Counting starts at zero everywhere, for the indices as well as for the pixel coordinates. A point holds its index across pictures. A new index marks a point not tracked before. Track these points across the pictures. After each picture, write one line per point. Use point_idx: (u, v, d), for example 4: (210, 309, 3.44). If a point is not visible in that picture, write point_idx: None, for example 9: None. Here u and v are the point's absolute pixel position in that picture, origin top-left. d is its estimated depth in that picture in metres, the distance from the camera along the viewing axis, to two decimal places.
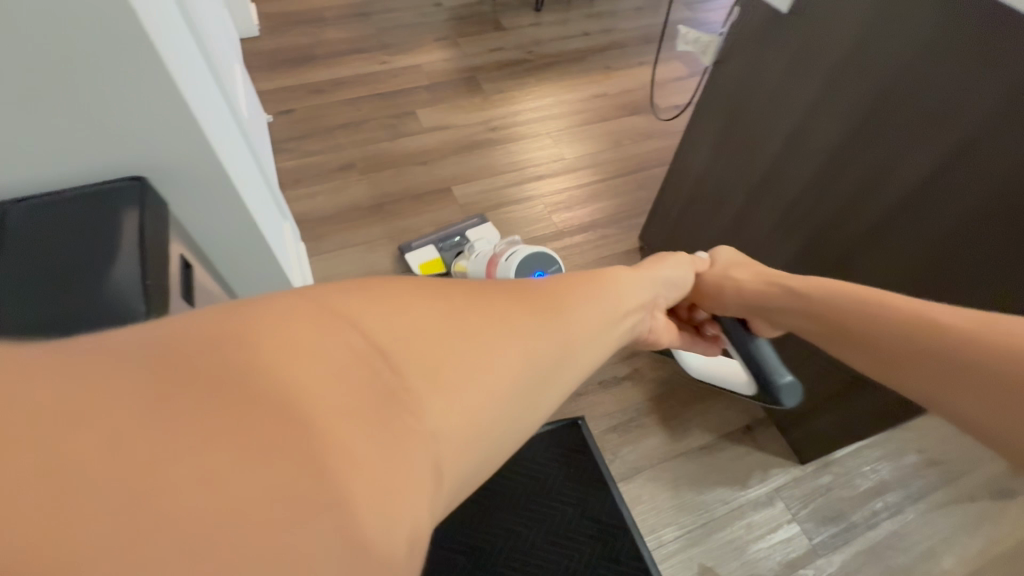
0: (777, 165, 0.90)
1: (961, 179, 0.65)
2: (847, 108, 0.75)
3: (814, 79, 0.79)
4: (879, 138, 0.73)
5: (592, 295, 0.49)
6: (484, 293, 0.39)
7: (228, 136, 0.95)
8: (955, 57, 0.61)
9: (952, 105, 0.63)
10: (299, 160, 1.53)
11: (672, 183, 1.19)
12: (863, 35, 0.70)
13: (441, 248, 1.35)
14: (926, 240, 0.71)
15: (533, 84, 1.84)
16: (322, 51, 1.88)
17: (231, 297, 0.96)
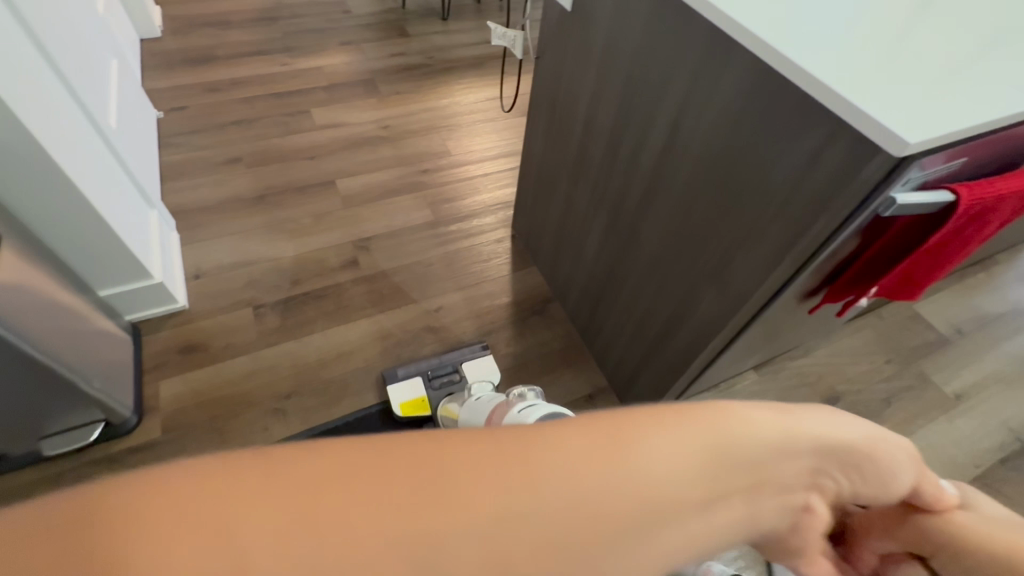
0: (585, 147, 1.02)
1: (693, 147, 0.76)
2: (615, 92, 0.88)
3: (592, 68, 0.92)
4: (641, 122, 0.84)
5: (699, 436, 0.24)
6: (435, 463, 0.20)
7: (74, 121, 0.98)
8: (666, 38, 0.74)
9: (672, 80, 0.75)
10: (185, 154, 1.56)
11: (524, 171, 1.30)
12: (613, 27, 0.83)
13: (430, 384, 1.14)
14: (680, 200, 0.82)
15: (430, 86, 1.93)
16: (223, 52, 1.92)
17: (71, 277, 0.98)
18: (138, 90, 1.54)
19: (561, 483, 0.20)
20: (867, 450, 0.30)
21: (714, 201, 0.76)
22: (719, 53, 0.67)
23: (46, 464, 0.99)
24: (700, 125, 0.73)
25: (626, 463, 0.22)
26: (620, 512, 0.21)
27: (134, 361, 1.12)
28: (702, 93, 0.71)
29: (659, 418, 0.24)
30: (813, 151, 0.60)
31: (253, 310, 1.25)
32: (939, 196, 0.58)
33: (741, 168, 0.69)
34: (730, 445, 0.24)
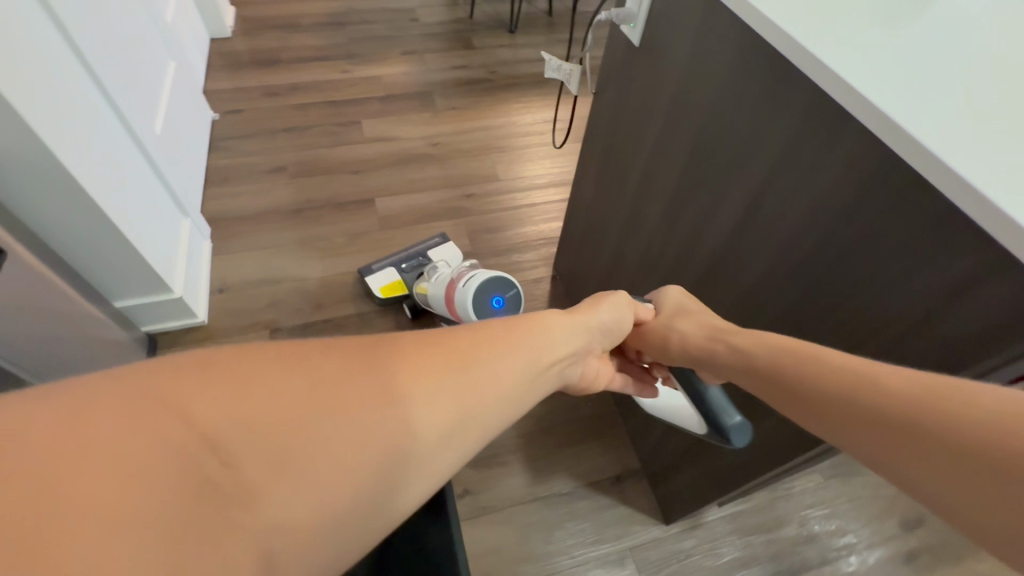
0: (639, 203, 0.89)
1: (768, 234, 0.62)
2: (678, 148, 0.74)
3: (656, 117, 0.78)
4: (706, 194, 0.71)
5: (533, 335, 0.51)
6: (433, 338, 0.43)
7: (105, 129, 0.95)
8: (751, 99, 0.59)
9: (753, 151, 0.61)
10: (233, 159, 1.55)
11: (572, 213, 1.17)
12: (687, 74, 0.69)
13: (403, 270, 1.25)
14: (746, 291, 0.68)
15: (488, 103, 1.83)
16: (287, 56, 1.91)
17: (81, 289, 0.95)
18: (196, 92, 1.54)
19: (481, 358, 0.44)
20: (601, 328, 0.63)
21: (795, 306, 0.61)
22: (822, 128, 0.52)
23: None
24: (784, 215, 0.59)
25: (507, 348, 0.47)
26: (509, 376, 0.45)
27: None
28: (787, 175, 0.57)
29: (512, 333, 0.49)
30: (951, 284, 0.45)
31: (269, 332, 1.19)
32: None
33: (842, 278, 0.54)
34: (546, 340, 0.52)
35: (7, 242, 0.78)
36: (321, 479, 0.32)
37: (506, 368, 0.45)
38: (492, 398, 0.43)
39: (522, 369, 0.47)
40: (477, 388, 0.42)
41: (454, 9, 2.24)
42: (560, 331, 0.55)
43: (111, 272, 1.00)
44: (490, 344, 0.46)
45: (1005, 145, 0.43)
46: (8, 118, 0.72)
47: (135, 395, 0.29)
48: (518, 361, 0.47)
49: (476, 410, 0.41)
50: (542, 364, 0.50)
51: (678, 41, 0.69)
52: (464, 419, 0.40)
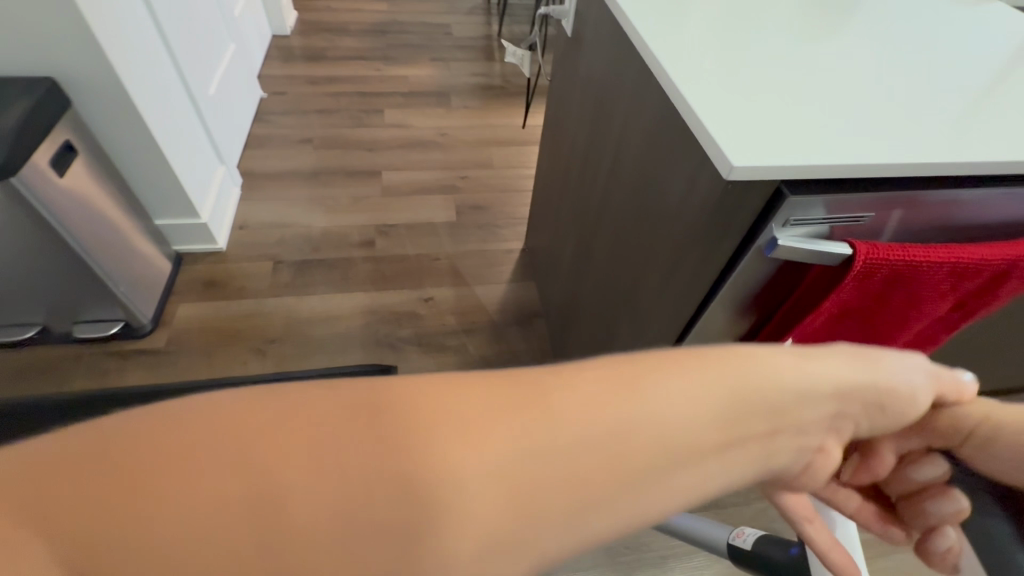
0: (568, 163, 1.04)
1: (624, 166, 0.76)
2: (586, 109, 0.91)
3: (577, 86, 0.95)
4: (597, 153, 0.87)
5: (715, 387, 0.22)
6: (556, 382, 0.21)
7: (167, 80, 1.22)
8: (613, 58, 0.75)
9: (615, 99, 0.76)
10: (271, 129, 1.82)
11: (535, 188, 1.36)
12: (589, 47, 0.86)
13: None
14: (615, 219, 0.82)
15: (497, 105, 2.07)
16: (332, 54, 2.22)
17: (128, 199, 1.20)
18: (250, 73, 1.84)
19: (583, 416, 0.20)
20: (890, 393, 0.28)
21: (636, 224, 0.75)
22: (640, 72, 0.67)
23: (73, 344, 1.20)
24: (630, 150, 0.74)
25: (683, 405, 0.22)
26: (644, 448, 0.20)
27: (167, 282, 1.33)
28: (630, 113, 0.72)
29: (686, 361, 0.23)
30: (691, 177, 0.59)
31: (272, 263, 1.41)
32: (835, 246, 0.55)
33: (650, 200, 0.69)
34: (756, 396, 0.23)
35: (79, 146, 1.05)
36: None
37: (634, 436, 0.20)
38: (597, 493, 0.20)
39: (684, 445, 0.21)
40: (561, 476, 0.19)
41: (484, 27, 2.52)
42: (808, 385, 0.24)
43: (154, 192, 1.26)
44: (615, 392, 0.21)
45: (742, 74, 0.57)
46: (96, 54, 0.99)
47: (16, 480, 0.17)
48: (669, 432, 0.21)
49: (548, 517, 0.19)
50: (724, 456, 0.22)
51: (587, 22, 0.86)
52: (534, 525, 0.19)
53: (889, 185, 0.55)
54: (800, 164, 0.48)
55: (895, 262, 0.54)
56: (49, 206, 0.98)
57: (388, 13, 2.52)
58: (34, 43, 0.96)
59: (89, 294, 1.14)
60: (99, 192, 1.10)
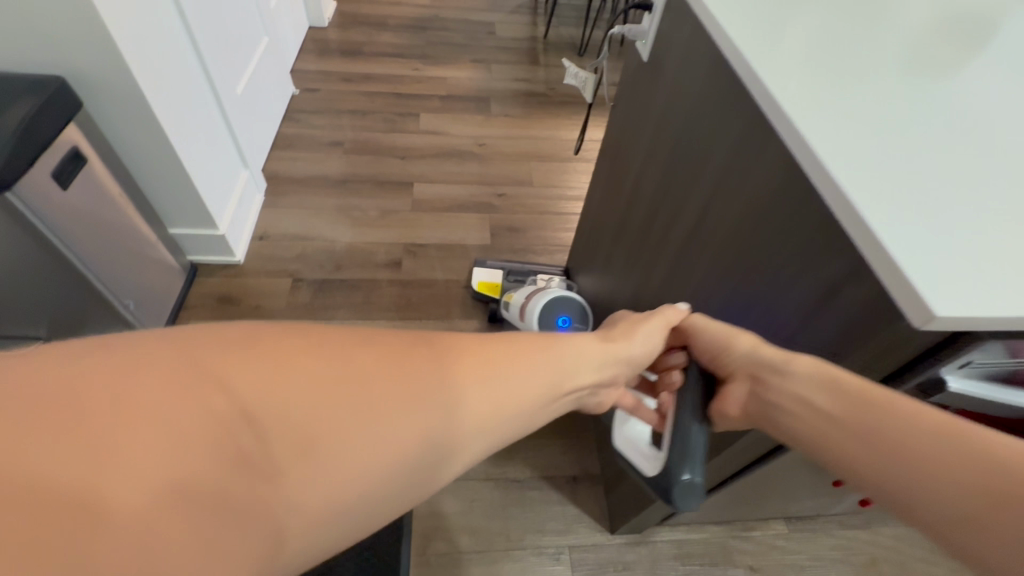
0: (630, 210, 0.91)
1: (711, 238, 0.63)
2: (661, 153, 0.78)
3: (649, 124, 0.82)
4: (671, 212, 0.74)
5: (574, 354, 0.44)
6: (488, 340, 0.38)
7: (189, 81, 1.13)
8: (714, 103, 0.62)
9: (708, 154, 0.63)
10: (301, 130, 1.73)
11: (581, 220, 1.23)
12: (674, 81, 0.72)
13: (507, 276, 1.30)
14: (692, 296, 0.69)
15: (540, 116, 1.93)
16: (369, 50, 2.11)
17: (141, 208, 1.11)
18: (282, 68, 1.74)
19: (503, 357, 0.38)
20: (638, 353, 0.52)
21: (722, 312, 0.62)
22: (757, 133, 0.53)
23: None
24: (721, 220, 0.61)
25: (546, 352, 0.41)
26: (538, 381, 0.39)
27: (179, 295, 1.24)
28: (729, 179, 0.59)
29: (547, 338, 0.43)
30: (826, 287, 0.45)
31: (291, 281, 1.31)
32: (1013, 396, 0.41)
33: (750, 289, 0.56)
34: (586, 360, 0.45)
35: (88, 152, 0.95)
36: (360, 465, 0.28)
37: (534, 376, 0.39)
38: (517, 399, 0.37)
39: (554, 383, 0.41)
40: (491, 391, 0.36)
41: (529, 28, 2.38)
42: (601, 356, 0.47)
43: (171, 200, 1.17)
44: (512, 348, 0.39)
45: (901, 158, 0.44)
46: (111, 54, 0.89)
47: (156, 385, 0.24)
48: (539, 369, 0.39)
49: (481, 414, 0.35)
50: (569, 390, 0.43)
51: (672, 52, 0.73)
52: (477, 401, 0.35)
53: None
54: (1021, 315, 0.35)
55: None
56: (44, 217, 0.88)
57: (430, 8, 2.40)
58: (45, 37, 0.86)
59: (93, 310, 1.05)
60: (107, 200, 1.00)
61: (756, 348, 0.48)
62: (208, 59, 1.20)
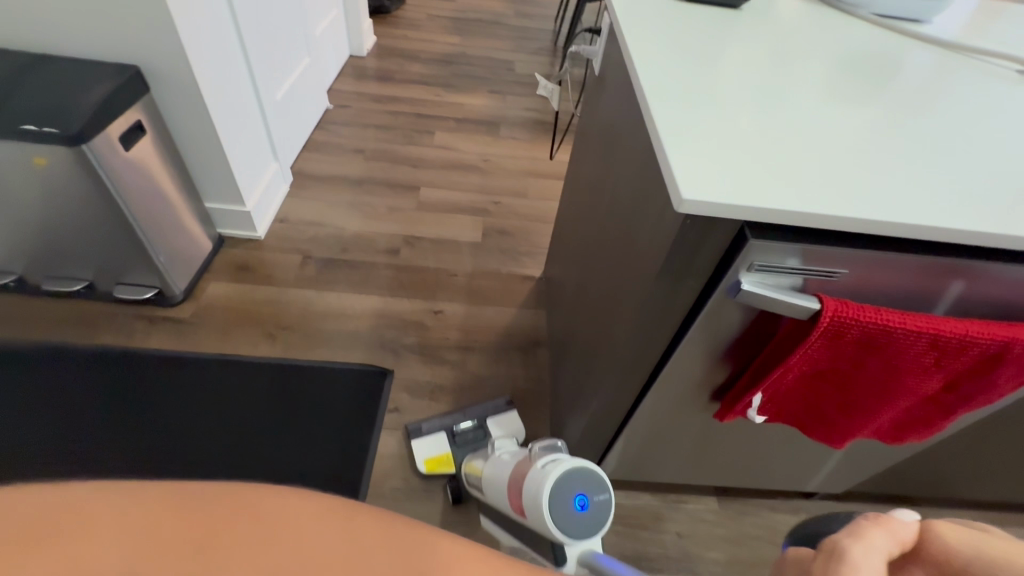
0: (581, 201, 1.08)
1: (615, 203, 0.79)
2: (599, 148, 0.94)
3: (596, 127, 0.99)
4: (600, 196, 0.89)
5: None
6: None
7: (236, 81, 1.36)
8: (622, 98, 0.79)
9: (617, 139, 0.80)
10: (329, 137, 1.97)
11: (557, 223, 1.39)
12: (609, 89, 0.90)
13: (454, 441, 1.15)
14: (605, 252, 0.84)
15: (543, 140, 2.14)
16: (399, 77, 2.39)
17: (184, 180, 1.32)
18: (320, 85, 2.01)
19: None
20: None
21: (616, 258, 0.77)
22: (637, 113, 0.70)
23: (112, 303, 1.31)
24: (621, 186, 0.76)
25: None
26: None
27: (205, 260, 1.43)
28: (626, 152, 0.75)
29: None
30: (656, 208, 0.60)
31: (301, 258, 1.50)
32: (803, 299, 0.52)
33: (631, 238, 0.70)
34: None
35: (149, 127, 1.17)
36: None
37: None
38: None
39: None
40: None
41: (545, 68, 2.64)
42: None
43: (208, 177, 1.38)
44: None
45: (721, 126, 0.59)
46: (178, 51, 1.13)
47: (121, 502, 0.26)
48: None
49: None
50: None
51: (610, 66, 0.90)
52: None
53: (867, 243, 0.54)
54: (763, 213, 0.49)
55: (869, 323, 0.52)
56: (109, 172, 1.08)
57: (458, 46, 2.69)
58: (129, 37, 1.10)
59: (133, 260, 1.25)
60: (157, 168, 1.21)
61: None
62: (254, 66, 1.44)
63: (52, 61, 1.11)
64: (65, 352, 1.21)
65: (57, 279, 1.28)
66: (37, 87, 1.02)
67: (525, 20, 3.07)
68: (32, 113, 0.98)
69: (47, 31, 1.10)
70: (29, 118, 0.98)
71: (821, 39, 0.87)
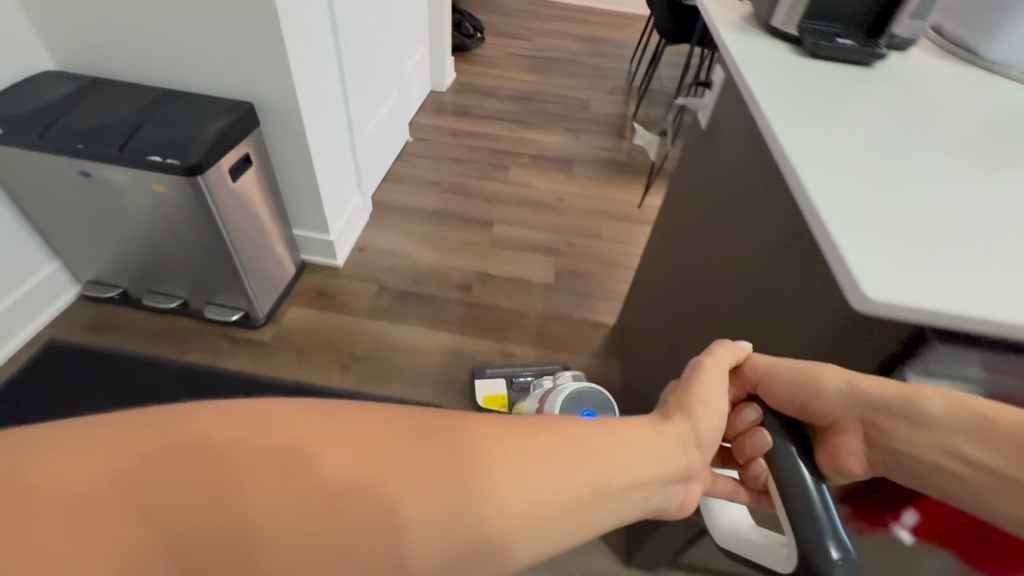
0: (676, 254, 1.04)
1: (730, 268, 0.76)
2: (704, 207, 0.92)
3: (697, 184, 0.96)
4: (710, 260, 0.84)
5: (614, 448, 0.39)
6: (525, 442, 0.35)
7: (333, 116, 1.42)
8: (742, 163, 0.76)
9: (734, 203, 0.77)
10: (408, 169, 2.02)
11: (639, 271, 1.34)
12: (718, 150, 0.87)
13: (511, 386, 1.25)
14: (712, 315, 0.81)
15: (618, 181, 2.10)
16: (477, 112, 2.44)
17: (277, 208, 1.38)
18: (404, 119, 2.08)
19: (537, 462, 0.35)
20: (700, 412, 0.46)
21: (733, 326, 0.73)
22: (770, 181, 0.67)
23: (199, 321, 1.36)
24: (740, 253, 0.73)
25: (594, 451, 0.38)
26: (577, 481, 0.36)
27: (287, 285, 1.47)
28: (747, 218, 0.72)
29: (599, 448, 0.38)
30: (811, 287, 0.56)
31: (376, 287, 1.52)
32: None
33: (760, 308, 0.66)
34: (630, 459, 0.40)
35: (254, 159, 1.23)
36: (356, 482, 0.28)
37: (582, 475, 0.36)
38: (555, 510, 0.34)
39: (598, 484, 0.37)
40: (518, 501, 0.33)
41: (620, 107, 2.63)
42: (642, 458, 0.40)
43: (298, 205, 1.44)
44: (550, 445, 0.36)
45: (881, 199, 0.54)
46: (287, 89, 1.19)
47: (130, 429, 0.26)
48: (584, 477, 0.36)
49: (516, 524, 0.32)
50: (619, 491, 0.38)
51: (723, 126, 0.87)
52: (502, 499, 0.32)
53: None
54: (952, 313, 0.42)
55: None
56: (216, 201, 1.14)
57: (534, 84, 2.74)
58: (245, 74, 1.18)
59: (226, 281, 1.30)
60: (256, 197, 1.27)
61: (867, 393, 0.44)
62: (350, 102, 1.51)
63: (177, 96, 1.20)
64: (152, 371, 1.24)
65: (156, 293, 1.35)
66: (164, 121, 1.10)
67: (601, 60, 3.09)
68: (155, 144, 1.04)
69: (175, 66, 1.19)
70: (153, 148, 1.04)
71: (969, 100, 0.79)
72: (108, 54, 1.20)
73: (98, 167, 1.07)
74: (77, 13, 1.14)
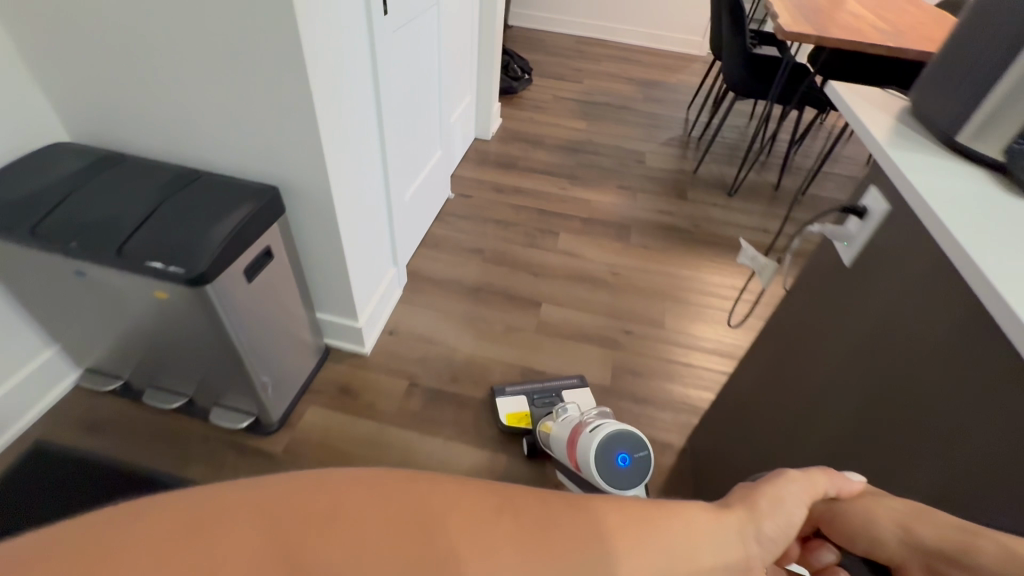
0: (785, 374, 0.87)
1: (892, 390, 0.60)
2: (826, 322, 0.77)
3: (813, 299, 0.81)
4: (866, 386, 0.65)
5: (688, 532, 0.30)
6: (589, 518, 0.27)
7: (370, 190, 1.25)
8: (895, 271, 0.63)
9: (887, 318, 0.63)
10: (448, 231, 1.84)
11: (722, 396, 1.12)
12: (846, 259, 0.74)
13: (534, 401, 1.25)
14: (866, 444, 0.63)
15: (680, 252, 1.87)
16: (523, 165, 2.26)
17: (301, 296, 1.20)
18: (446, 175, 1.91)
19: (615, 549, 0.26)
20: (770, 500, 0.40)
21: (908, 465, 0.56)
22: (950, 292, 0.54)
23: (205, 424, 1.18)
24: (908, 375, 0.58)
25: (670, 533, 0.29)
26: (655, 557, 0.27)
27: (307, 378, 1.29)
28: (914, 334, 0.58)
29: (682, 530, 0.30)
30: None
31: (407, 384, 1.32)
32: None
33: (959, 450, 0.50)
34: (702, 548, 0.30)
35: (276, 251, 1.06)
36: (400, 529, 0.23)
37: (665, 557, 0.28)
38: None
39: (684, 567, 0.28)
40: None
41: (679, 162, 2.41)
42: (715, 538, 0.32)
43: (325, 289, 1.26)
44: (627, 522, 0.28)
45: None
46: (319, 171, 1.02)
47: (142, 527, 0.21)
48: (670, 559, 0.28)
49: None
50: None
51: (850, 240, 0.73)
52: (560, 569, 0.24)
53: None
54: None
55: None
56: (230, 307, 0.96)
57: (585, 132, 2.55)
58: (272, 154, 1.01)
59: (237, 386, 1.11)
60: (278, 292, 1.09)
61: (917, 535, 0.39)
62: (390, 171, 1.34)
63: (195, 176, 1.03)
64: None
65: (160, 391, 1.18)
66: (174, 212, 0.93)
67: (656, 106, 2.89)
68: (159, 244, 0.87)
69: (194, 139, 1.03)
70: (156, 249, 0.87)
71: None
72: (124, 126, 1.05)
73: (93, 268, 0.90)
74: (90, 82, 1.00)
